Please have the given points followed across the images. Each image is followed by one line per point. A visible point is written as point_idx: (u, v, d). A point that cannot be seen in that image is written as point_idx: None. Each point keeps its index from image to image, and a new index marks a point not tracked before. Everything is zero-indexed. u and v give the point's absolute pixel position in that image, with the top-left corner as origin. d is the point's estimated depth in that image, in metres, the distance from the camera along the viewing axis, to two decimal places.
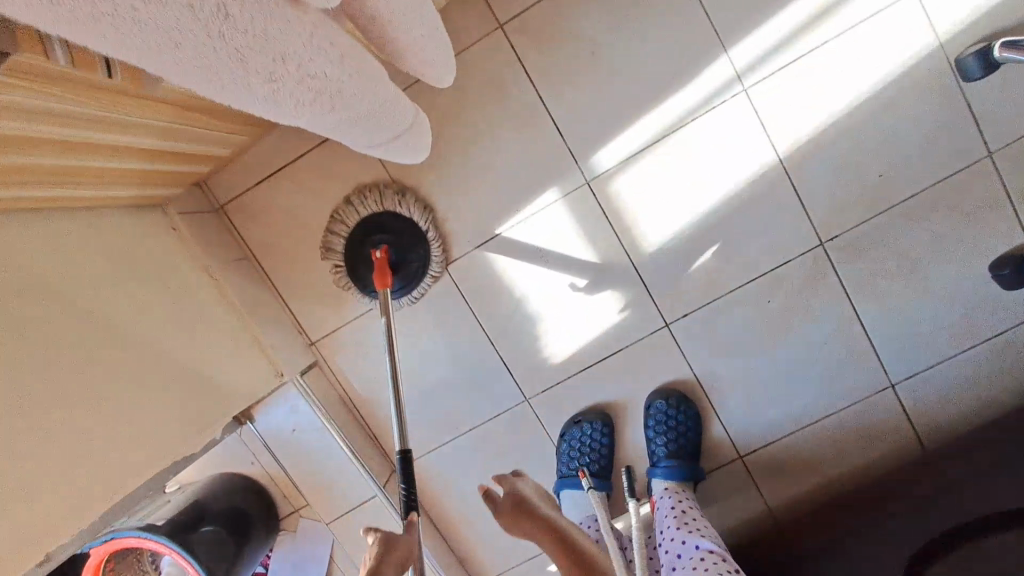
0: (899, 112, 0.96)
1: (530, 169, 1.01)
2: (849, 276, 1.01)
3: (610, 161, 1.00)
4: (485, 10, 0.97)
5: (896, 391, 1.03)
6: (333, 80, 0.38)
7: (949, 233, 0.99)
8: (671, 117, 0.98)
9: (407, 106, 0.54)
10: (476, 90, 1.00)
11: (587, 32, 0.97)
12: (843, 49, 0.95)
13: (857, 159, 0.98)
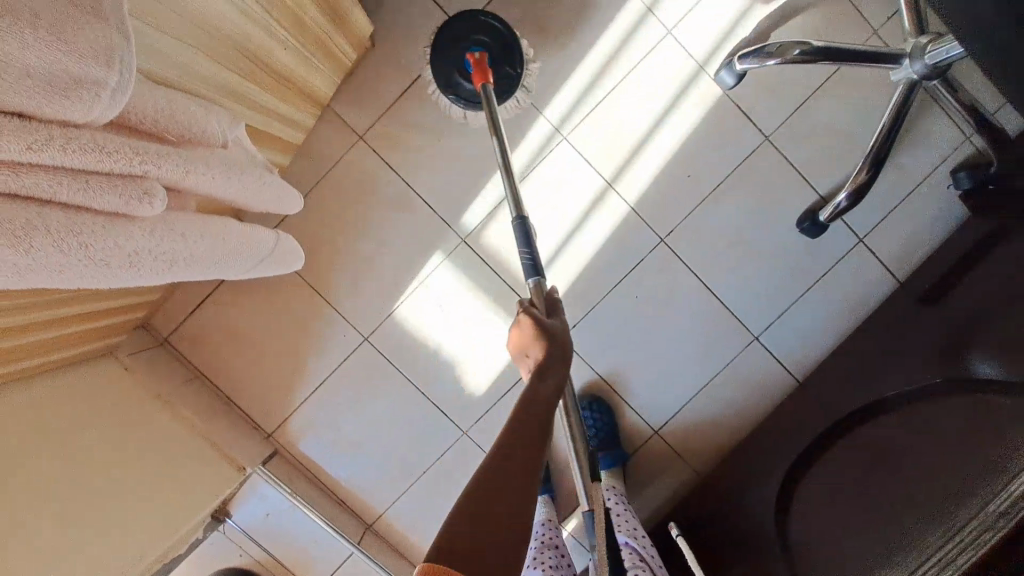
0: (688, 123, 1.20)
1: (414, 239, 1.21)
2: (694, 259, 1.22)
3: (471, 223, 1.21)
4: (341, 125, 1.19)
5: (761, 342, 1.23)
6: (184, 248, 0.57)
7: (759, 205, 1.21)
8: (508, 179, 1.20)
9: (264, 236, 0.74)
10: (351, 188, 1.20)
11: (427, 121, 1.19)
12: (625, 93, 1.19)
13: (668, 168, 1.21)
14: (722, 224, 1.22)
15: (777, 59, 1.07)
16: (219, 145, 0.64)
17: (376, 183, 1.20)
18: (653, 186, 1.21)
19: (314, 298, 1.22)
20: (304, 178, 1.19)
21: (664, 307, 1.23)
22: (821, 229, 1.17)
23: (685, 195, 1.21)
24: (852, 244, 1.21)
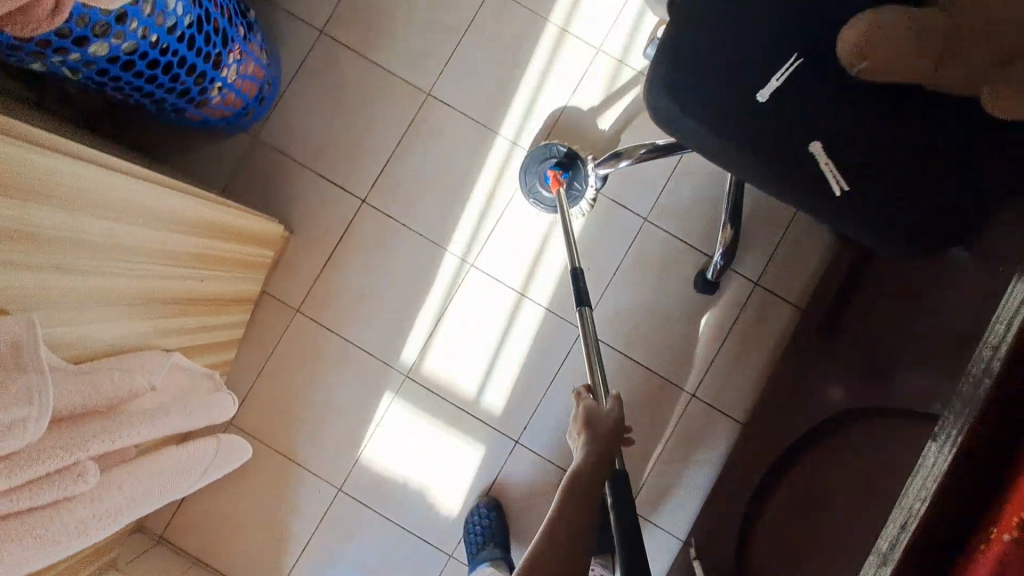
0: (575, 225, 1.36)
1: (361, 384, 1.35)
2: (615, 339, 1.33)
3: (409, 353, 1.35)
4: (279, 305, 1.36)
5: (698, 397, 1.33)
6: (108, 503, 0.71)
7: (657, 277, 1.34)
8: (432, 310, 1.35)
9: (202, 445, 0.88)
10: (299, 355, 1.35)
11: (352, 281, 1.37)
12: (512, 216, 1.36)
13: (567, 266, 1.36)
14: (628, 301, 1.34)
15: (625, 159, 1.24)
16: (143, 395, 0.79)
17: (321, 346, 1.36)
18: (560, 286, 1.35)
19: (287, 463, 1.33)
20: (258, 358, 1.35)
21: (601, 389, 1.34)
22: (714, 286, 1.30)
23: (595, 285, 1.35)
24: (751, 289, 1.33)
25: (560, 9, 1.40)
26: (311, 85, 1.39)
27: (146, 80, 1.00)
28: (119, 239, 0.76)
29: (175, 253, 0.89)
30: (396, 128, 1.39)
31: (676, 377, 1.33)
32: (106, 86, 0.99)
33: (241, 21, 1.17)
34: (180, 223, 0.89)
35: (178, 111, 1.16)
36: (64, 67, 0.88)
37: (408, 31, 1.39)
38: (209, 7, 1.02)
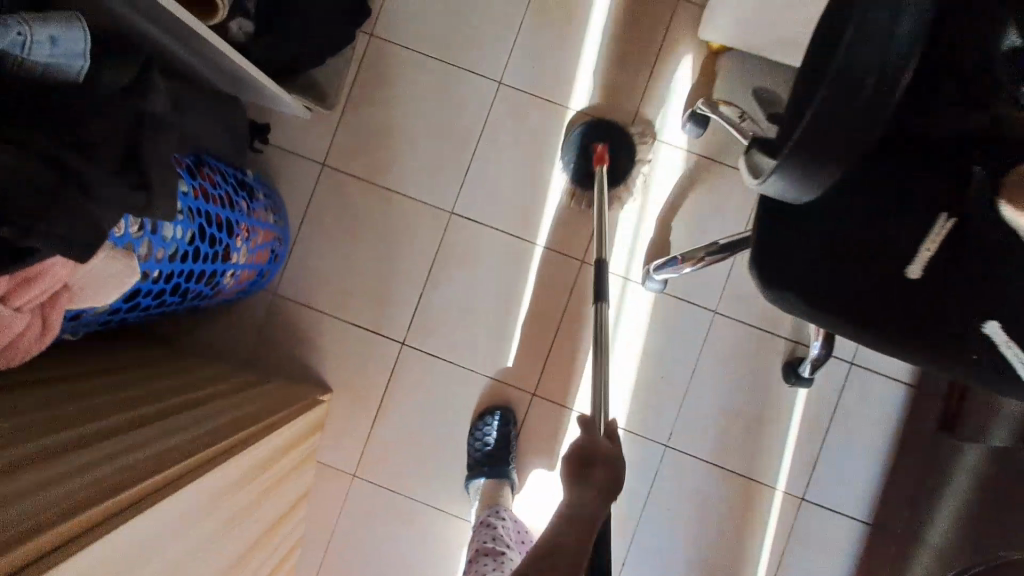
0: (639, 333, 1.23)
1: (434, 542, 1.24)
2: (703, 450, 1.22)
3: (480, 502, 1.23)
4: (333, 471, 1.25)
5: (812, 499, 1.20)
6: None
7: (739, 375, 1.22)
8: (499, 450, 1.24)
9: None
10: (363, 520, 1.25)
11: (406, 431, 1.25)
12: (568, 332, 1.24)
13: (638, 376, 1.24)
14: (711, 405, 1.22)
15: (689, 265, 1.11)
16: None
17: (385, 508, 1.25)
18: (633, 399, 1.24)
19: None
20: (320, 531, 1.24)
21: (702, 505, 1.22)
22: (809, 381, 1.16)
23: (672, 392, 1.23)
24: (847, 372, 1.19)
25: (580, 89, 1.24)
26: (322, 224, 1.26)
27: (154, 304, 0.87)
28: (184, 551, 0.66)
29: (234, 515, 0.80)
30: (422, 255, 1.26)
31: (786, 481, 1.21)
32: (114, 322, 0.86)
33: (243, 192, 1.04)
34: (229, 489, 0.78)
35: (192, 306, 1.04)
36: (65, 333, 0.77)
37: (417, 143, 1.25)
38: (209, 206, 0.88)
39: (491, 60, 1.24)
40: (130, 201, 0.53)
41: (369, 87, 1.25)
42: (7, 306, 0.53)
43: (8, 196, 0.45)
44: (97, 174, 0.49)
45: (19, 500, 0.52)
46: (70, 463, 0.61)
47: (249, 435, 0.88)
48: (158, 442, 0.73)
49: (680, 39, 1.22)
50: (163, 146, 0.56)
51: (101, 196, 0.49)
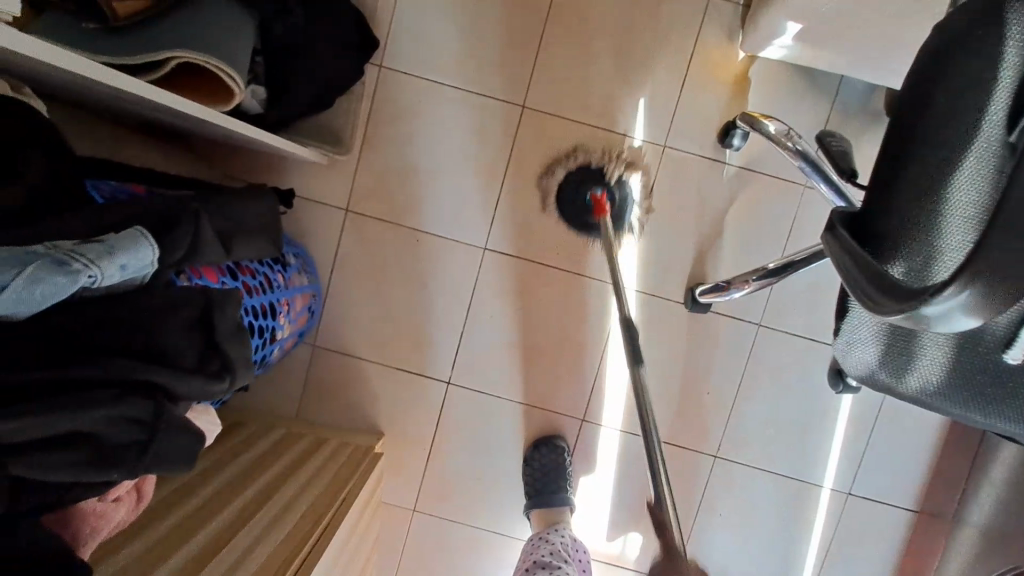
0: (682, 351, 1.23)
1: (498, 565, 1.29)
2: (751, 458, 1.25)
3: None
4: (395, 510, 1.28)
5: (858, 495, 1.24)
6: None
7: (785, 384, 1.23)
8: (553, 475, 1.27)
9: None
10: (429, 553, 1.29)
11: (461, 465, 1.27)
12: (612, 357, 1.24)
13: (684, 393, 1.25)
14: (757, 415, 1.24)
15: (734, 289, 1.11)
16: None
17: (448, 540, 1.29)
18: (680, 416, 1.25)
19: None
20: (388, 566, 1.29)
21: (753, 509, 1.26)
22: (856, 388, 1.18)
23: (717, 405, 1.24)
24: None
25: (607, 106, 1.18)
26: (354, 271, 1.23)
27: None
28: None
29: None
30: (459, 292, 1.24)
31: (832, 481, 1.24)
32: None
33: (278, 264, 1.01)
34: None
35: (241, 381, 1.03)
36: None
37: (442, 179, 1.21)
38: (254, 299, 0.86)
39: (512, 83, 1.18)
40: (214, 392, 0.50)
41: (386, 123, 1.19)
42: (109, 501, 0.52)
43: (102, 436, 0.41)
44: (180, 378, 0.45)
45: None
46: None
47: (323, 529, 0.92)
48: (256, 557, 0.78)
49: (711, 44, 1.15)
50: (230, 312, 0.53)
51: (185, 395, 0.47)
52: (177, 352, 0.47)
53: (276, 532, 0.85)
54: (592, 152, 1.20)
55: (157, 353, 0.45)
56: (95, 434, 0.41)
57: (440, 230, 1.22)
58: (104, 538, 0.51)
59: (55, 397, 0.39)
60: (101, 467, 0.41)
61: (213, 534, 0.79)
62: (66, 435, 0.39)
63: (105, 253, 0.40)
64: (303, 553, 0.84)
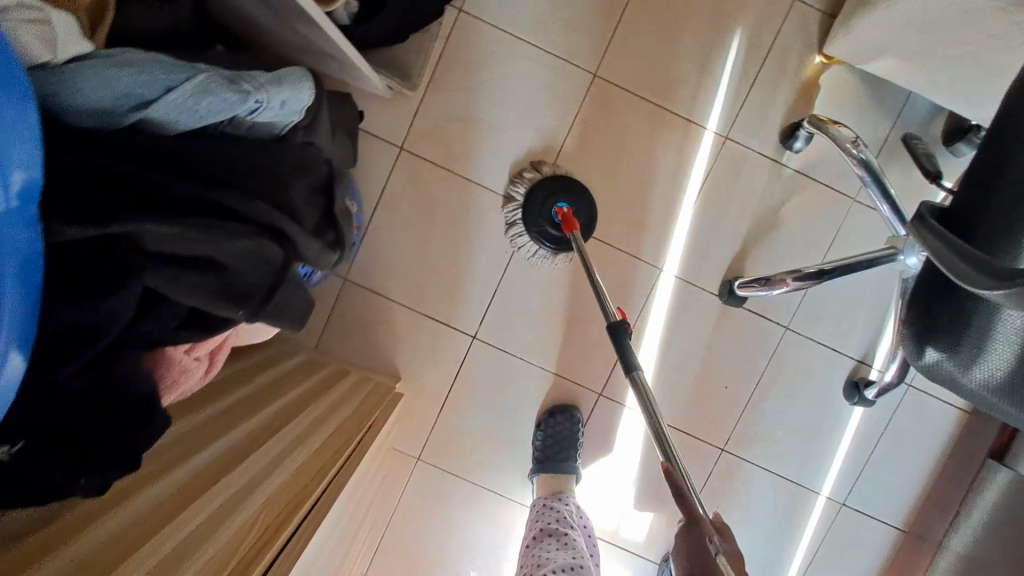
0: (708, 341, 1.25)
1: (495, 523, 1.30)
2: (756, 456, 1.28)
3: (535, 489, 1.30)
4: (402, 454, 1.28)
5: (850, 507, 1.28)
6: None
7: (801, 389, 1.26)
8: None
9: None
10: (428, 502, 1.29)
11: (472, 419, 1.27)
12: (636, 335, 1.25)
13: (704, 384, 1.26)
14: (768, 414, 1.26)
15: (775, 287, 1.11)
16: None
17: (447, 491, 1.29)
18: (696, 404, 1.27)
19: None
20: (383, 509, 1.29)
21: (748, 505, 1.29)
22: (870, 402, 1.20)
23: (733, 399, 1.26)
24: (904, 393, 1.23)
25: (674, 88, 1.19)
26: (397, 210, 1.22)
27: None
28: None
29: (333, 533, 0.82)
30: (499, 249, 1.23)
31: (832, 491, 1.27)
32: None
33: None
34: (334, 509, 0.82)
35: None
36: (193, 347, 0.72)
37: (502, 132, 1.20)
38: None
39: (588, 49, 1.18)
40: (324, 263, 0.50)
41: (457, 67, 1.18)
42: (191, 357, 0.50)
43: (237, 275, 0.40)
44: (305, 237, 0.45)
45: (215, 542, 0.55)
46: (238, 486, 0.63)
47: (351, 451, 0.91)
48: (291, 461, 0.76)
49: (790, 43, 1.17)
50: (339, 192, 0.53)
51: (306, 256, 0.46)
52: (303, 211, 0.47)
53: (309, 441, 0.83)
54: (654, 132, 1.20)
55: (289, 204, 0.45)
56: (230, 268, 0.40)
57: (491, 183, 1.22)
58: (176, 393, 0.50)
59: (208, 218, 0.38)
60: (220, 304, 0.40)
61: (255, 428, 0.76)
62: (207, 262, 0.38)
63: (272, 83, 0.42)
64: (333, 469, 0.83)
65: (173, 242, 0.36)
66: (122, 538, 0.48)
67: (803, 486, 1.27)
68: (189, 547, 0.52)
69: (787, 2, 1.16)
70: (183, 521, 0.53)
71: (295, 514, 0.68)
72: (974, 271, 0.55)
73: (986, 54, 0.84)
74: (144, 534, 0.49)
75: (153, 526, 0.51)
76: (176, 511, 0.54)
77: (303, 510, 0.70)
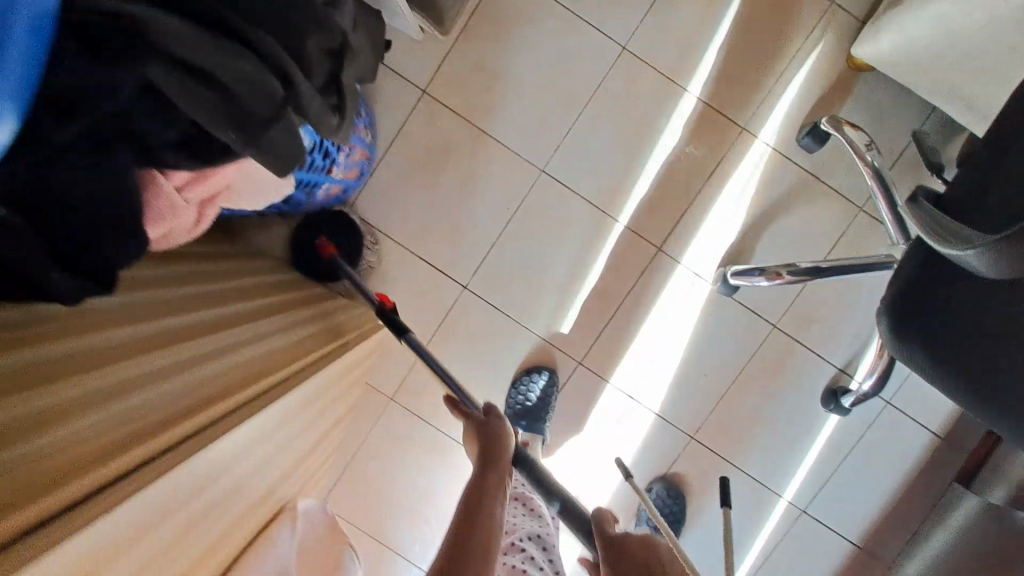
0: (694, 328, 1.26)
1: (457, 473, 1.31)
2: (724, 449, 1.28)
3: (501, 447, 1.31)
4: (376, 391, 1.30)
5: (809, 515, 1.27)
6: None
7: (779, 389, 1.26)
8: None
9: None
10: (395, 442, 1.31)
11: (450, 367, 1.29)
12: (621, 312, 1.26)
13: (683, 370, 1.27)
14: (742, 410, 1.27)
15: (768, 279, 1.13)
16: None
17: (415, 435, 1.31)
18: (673, 388, 1.28)
19: (382, 547, 1.33)
20: (349, 442, 1.31)
21: (708, 497, 1.30)
22: (844, 412, 1.20)
23: (710, 390, 1.27)
24: (880, 409, 1.23)
25: (700, 71, 1.20)
26: (410, 151, 1.23)
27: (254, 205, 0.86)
28: (258, 451, 0.70)
29: (295, 431, 0.84)
30: (503, 205, 1.25)
31: (793, 497, 1.27)
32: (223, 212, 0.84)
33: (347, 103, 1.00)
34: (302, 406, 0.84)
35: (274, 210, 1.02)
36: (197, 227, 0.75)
37: (524, 91, 1.22)
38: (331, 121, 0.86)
39: (622, 21, 1.19)
40: (324, 124, 0.52)
41: (491, 20, 1.20)
42: (181, 198, 0.52)
43: (238, 98, 0.42)
44: (309, 91, 0.47)
45: (153, 390, 0.57)
46: (194, 353, 0.66)
47: (324, 353, 0.91)
48: (262, 345, 0.78)
49: (821, 45, 1.17)
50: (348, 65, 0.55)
51: (307, 112, 0.48)
52: (309, 63, 0.48)
53: (285, 334, 0.85)
54: (673, 114, 1.21)
55: (299, 52, 0.47)
56: (231, 89, 0.42)
57: (507, 139, 1.23)
58: (161, 228, 0.52)
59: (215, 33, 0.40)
60: (217, 122, 0.42)
61: (227, 314, 0.79)
62: (209, 76, 0.40)
63: None
64: (308, 362, 0.85)
65: (180, 43, 0.38)
66: (59, 363, 0.50)
67: (765, 486, 1.27)
68: (96, 398, 0.51)
69: (825, 4, 1.17)
70: (123, 364, 0.55)
71: (243, 391, 0.67)
72: (942, 242, 0.57)
73: (1010, 66, 0.85)
74: (48, 376, 0.49)
75: (91, 360, 0.53)
76: (121, 355, 0.56)
77: (255, 388, 0.70)
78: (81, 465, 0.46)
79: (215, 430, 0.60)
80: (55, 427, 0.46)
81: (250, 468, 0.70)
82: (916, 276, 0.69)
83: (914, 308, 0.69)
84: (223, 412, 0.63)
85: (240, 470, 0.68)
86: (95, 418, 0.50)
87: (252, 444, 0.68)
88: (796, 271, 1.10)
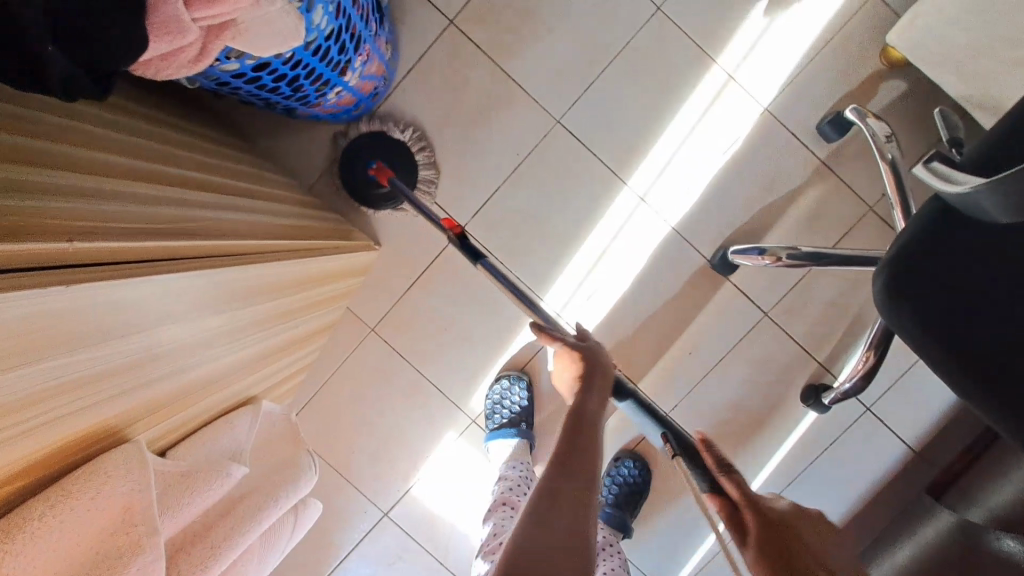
0: (688, 303, 1.25)
1: (429, 415, 1.29)
2: (699, 430, 1.27)
3: (476, 395, 1.29)
4: (360, 320, 1.27)
5: (775, 509, 1.26)
6: None
7: (763, 378, 1.25)
8: (510, 354, 1.28)
9: (290, 503, 0.83)
10: (371, 375, 1.29)
11: (438, 306, 1.27)
12: (617, 276, 1.25)
13: (670, 343, 1.25)
14: (723, 393, 1.26)
15: (768, 260, 1.10)
16: (216, 457, 0.72)
17: (392, 371, 1.29)
18: (658, 361, 1.26)
19: (339, 480, 1.31)
20: (325, 367, 1.29)
21: (676, 474, 1.28)
22: (824, 409, 1.18)
23: (695, 368, 1.26)
24: (861, 412, 1.21)
25: (731, 42, 1.17)
26: (428, 81, 1.21)
27: (261, 85, 0.83)
28: (232, 318, 0.67)
29: (274, 319, 0.82)
30: (514, 150, 1.23)
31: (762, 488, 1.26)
32: (227, 87, 0.82)
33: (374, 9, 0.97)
34: (283, 292, 0.81)
35: (280, 107, 0.99)
36: (185, 80, 0.73)
37: (551, 37, 1.19)
38: (350, 14, 0.84)
39: None
40: None
41: None
42: (190, 17, 0.51)
43: None
44: None
45: (126, 206, 0.52)
46: (166, 195, 0.61)
47: (310, 246, 0.88)
48: (241, 217, 0.74)
49: (856, 35, 1.15)
50: None
51: None
52: None
53: (265, 217, 0.81)
54: (698, 83, 1.19)
55: None
56: None
57: (527, 82, 1.21)
58: (165, 43, 0.51)
59: None
60: None
61: (204, 181, 0.74)
62: None
63: None
64: (290, 247, 0.81)
65: None
66: (14, 149, 0.45)
67: (735, 473, 1.26)
68: (92, 192, 0.49)
69: None
70: (89, 174, 0.50)
71: (230, 240, 0.65)
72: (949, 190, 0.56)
73: None
74: (41, 162, 0.46)
75: (53, 161, 0.48)
76: (84, 167, 0.51)
77: (237, 247, 0.65)
78: (86, 230, 0.44)
79: (194, 265, 0.56)
80: (54, 197, 0.44)
81: (225, 336, 0.68)
82: (924, 239, 0.65)
83: (913, 268, 0.66)
84: (204, 252, 0.59)
85: (215, 331, 0.65)
86: (66, 203, 0.44)
87: (227, 303, 0.64)
88: (796, 254, 1.07)
